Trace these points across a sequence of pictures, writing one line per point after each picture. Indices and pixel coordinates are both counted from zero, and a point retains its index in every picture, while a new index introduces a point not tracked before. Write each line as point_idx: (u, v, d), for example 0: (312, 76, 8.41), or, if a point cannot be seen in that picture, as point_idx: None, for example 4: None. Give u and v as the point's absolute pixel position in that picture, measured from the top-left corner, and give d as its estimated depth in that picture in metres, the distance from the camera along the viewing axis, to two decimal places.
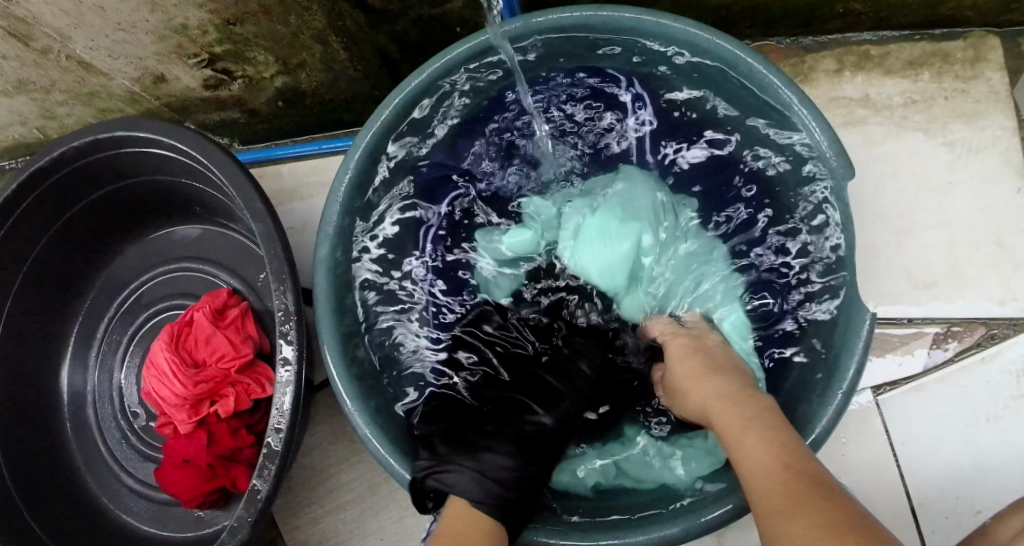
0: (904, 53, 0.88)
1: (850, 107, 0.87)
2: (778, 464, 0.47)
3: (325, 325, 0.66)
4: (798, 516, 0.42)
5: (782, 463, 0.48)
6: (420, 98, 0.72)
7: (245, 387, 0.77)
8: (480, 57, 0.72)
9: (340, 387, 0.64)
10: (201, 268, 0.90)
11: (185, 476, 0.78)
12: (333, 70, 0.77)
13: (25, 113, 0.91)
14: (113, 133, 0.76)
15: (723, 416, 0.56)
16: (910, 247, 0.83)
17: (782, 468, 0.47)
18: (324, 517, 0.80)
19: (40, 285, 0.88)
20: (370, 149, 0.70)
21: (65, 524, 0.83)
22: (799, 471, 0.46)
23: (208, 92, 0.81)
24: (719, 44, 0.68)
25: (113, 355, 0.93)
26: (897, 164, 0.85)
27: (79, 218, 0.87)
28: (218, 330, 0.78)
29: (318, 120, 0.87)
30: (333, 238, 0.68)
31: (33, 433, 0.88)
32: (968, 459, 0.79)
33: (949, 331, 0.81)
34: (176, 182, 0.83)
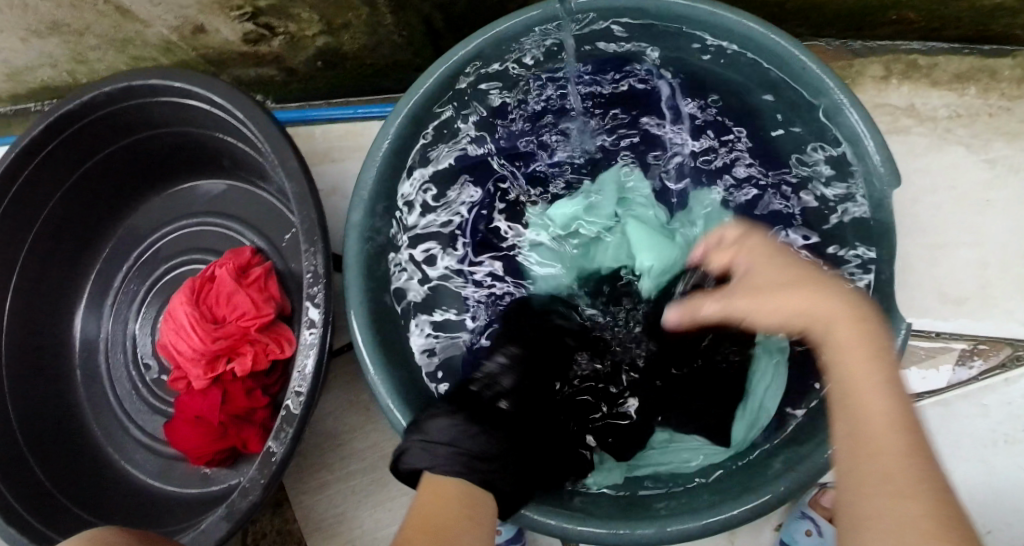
0: (952, 66, 0.87)
1: (895, 115, 0.85)
2: (897, 428, 0.42)
3: (355, 289, 0.66)
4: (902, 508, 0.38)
5: (899, 426, 0.42)
6: (466, 69, 0.71)
7: (264, 347, 0.76)
8: (528, 34, 0.71)
9: (365, 354, 0.65)
10: (224, 224, 0.89)
11: (197, 432, 0.77)
12: (377, 34, 0.76)
13: (56, 56, 0.89)
14: (147, 82, 0.75)
15: (826, 310, 0.48)
16: (942, 263, 0.83)
17: (882, 425, 0.42)
18: (333, 484, 0.80)
19: (59, 229, 0.87)
20: (412, 116, 0.69)
21: (69, 473, 0.83)
22: (913, 445, 0.41)
23: (247, 46, 0.79)
24: (774, 38, 0.66)
25: (129, 306, 0.92)
26: (936, 177, 0.84)
27: (104, 164, 0.86)
28: (241, 288, 0.77)
29: (356, 84, 0.86)
30: (367, 205, 0.68)
31: (42, 375, 0.87)
32: (984, 478, 0.78)
33: (974, 349, 0.81)
34: (205, 135, 0.82)
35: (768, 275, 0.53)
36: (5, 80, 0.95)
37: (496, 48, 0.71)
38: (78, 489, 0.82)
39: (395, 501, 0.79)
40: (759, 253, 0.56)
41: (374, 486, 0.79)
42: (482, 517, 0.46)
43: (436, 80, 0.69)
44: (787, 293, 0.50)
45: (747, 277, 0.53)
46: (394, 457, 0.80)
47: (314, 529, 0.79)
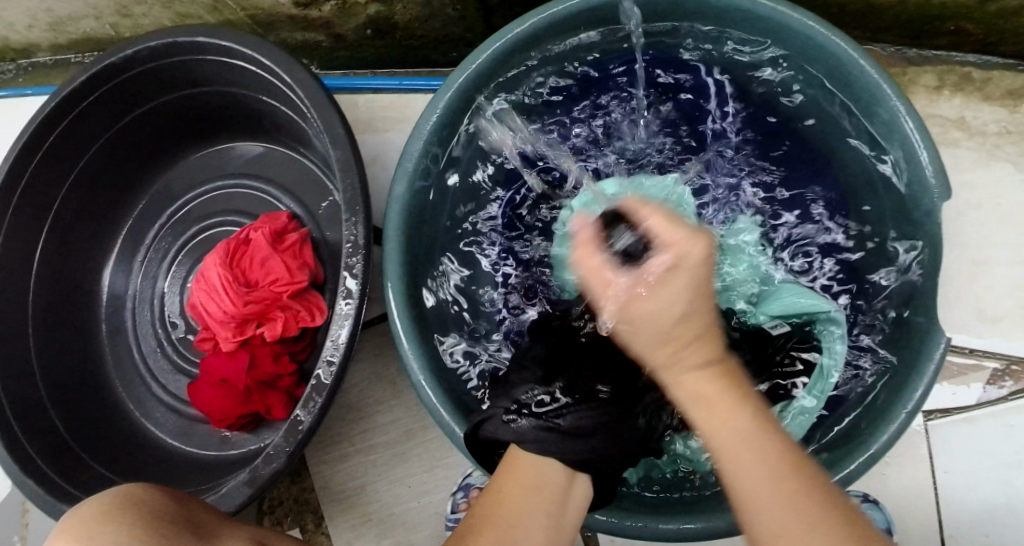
0: (1006, 81, 0.85)
1: (945, 126, 0.84)
2: (784, 462, 0.42)
3: (393, 261, 0.66)
4: (784, 513, 0.40)
5: (788, 462, 0.43)
6: (518, 49, 0.70)
7: (294, 314, 0.76)
8: (585, 16, 0.70)
9: (400, 327, 0.64)
10: (260, 188, 0.88)
11: (221, 395, 0.77)
12: (430, 6, 0.75)
13: (102, 7, 0.89)
14: (196, 39, 0.74)
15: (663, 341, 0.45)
16: (981, 279, 0.82)
17: (770, 466, 0.42)
18: (353, 455, 0.80)
19: (94, 182, 0.87)
20: (461, 92, 0.69)
21: (90, 426, 0.83)
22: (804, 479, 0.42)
23: (297, 10, 0.79)
24: (834, 40, 0.65)
25: (159, 264, 0.92)
26: (981, 192, 0.83)
27: (144, 119, 0.86)
28: (276, 253, 0.77)
29: (403, 56, 0.85)
30: (411, 178, 0.67)
31: (68, 326, 0.88)
32: (1007, 499, 0.78)
33: (1006, 369, 0.80)
34: (248, 97, 0.81)
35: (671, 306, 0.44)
36: (48, 29, 0.95)
37: (552, 29, 0.70)
38: (97, 443, 0.82)
39: (415, 478, 0.79)
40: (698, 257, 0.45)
41: (394, 462, 0.79)
42: (562, 510, 0.51)
43: (489, 56, 0.68)
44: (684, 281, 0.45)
45: (682, 274, 0.44)
46: (417, 433, 0.80)
47: (332, 499, 0.80)
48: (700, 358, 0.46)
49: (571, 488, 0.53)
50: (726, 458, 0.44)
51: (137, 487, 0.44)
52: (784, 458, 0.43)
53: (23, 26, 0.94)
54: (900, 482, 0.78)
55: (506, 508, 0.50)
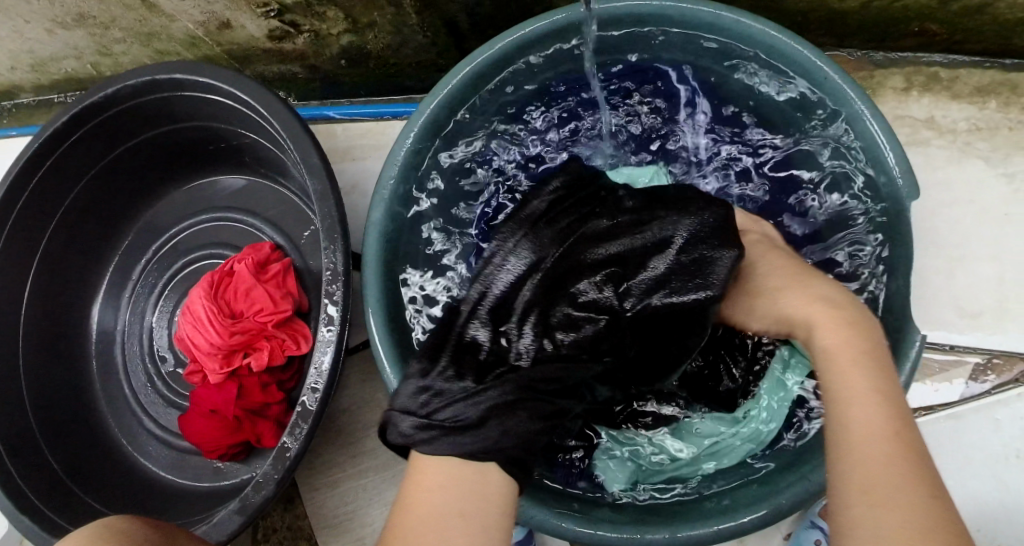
0: (973, 79, 0.87)
1: (915, 126, 0.85)
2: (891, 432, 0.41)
3: (374, 286, 0.67)
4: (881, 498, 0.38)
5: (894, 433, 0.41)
6: (488, 72, 0.71)
7: (280, 342, 0.77)
8: (554, 36, 0.71)
9: (382, 352, 0.65)
10: (244, 219, 0.89)
11: (211, 426, 0.78)
12: (402, 34, 0.77)
13: (81, 48, 0.90)
14: (172, 76, 0.75)
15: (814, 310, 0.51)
16: (958, 276, 0.83)
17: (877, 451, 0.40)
18: (345, 481, 0.80)
19: (79, 219, 0.88)
20: (434, 117, 0.70)
21: (84, 463, 0.84)
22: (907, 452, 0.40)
23: (272, 43, 0.80)
24: (797, 49, 0.66)
25: (147, 297, 0.93)
26: (955, 190, 0.84)
27: (126, 156, 0.87)
28: (259, 283, 0.78)
29: (379, 83, 0.87)
30: (388, 203, 0.68)
31: (58, 364, 0.88)
32: (995, 494, 0.78)
33: (988, 363, 0.80)
34: (227, 130, 0.82)
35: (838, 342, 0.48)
36: (29, 71, 0.96)
37: (522, 51, 0.71)
38: (90, 479, 0.82)
39: None
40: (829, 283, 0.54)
41: (386, 485, 0.80)
42: (478, 507, 0.43)
43: (460, 80, 0.69)
44: (823, 286, 0.53)
45: (846, 321, 0.49)
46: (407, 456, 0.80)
47: (324, 526, 0.80)
48: (823, 296, 0.51)
49: (486, 481, 0.45)
50: (844, 403, 0.44)
51: (120, 520, 0.47)
52: (893, 428, 0.41)
53: (5, 68, 0.96)
54: None
55: (418, 517, 0.43)
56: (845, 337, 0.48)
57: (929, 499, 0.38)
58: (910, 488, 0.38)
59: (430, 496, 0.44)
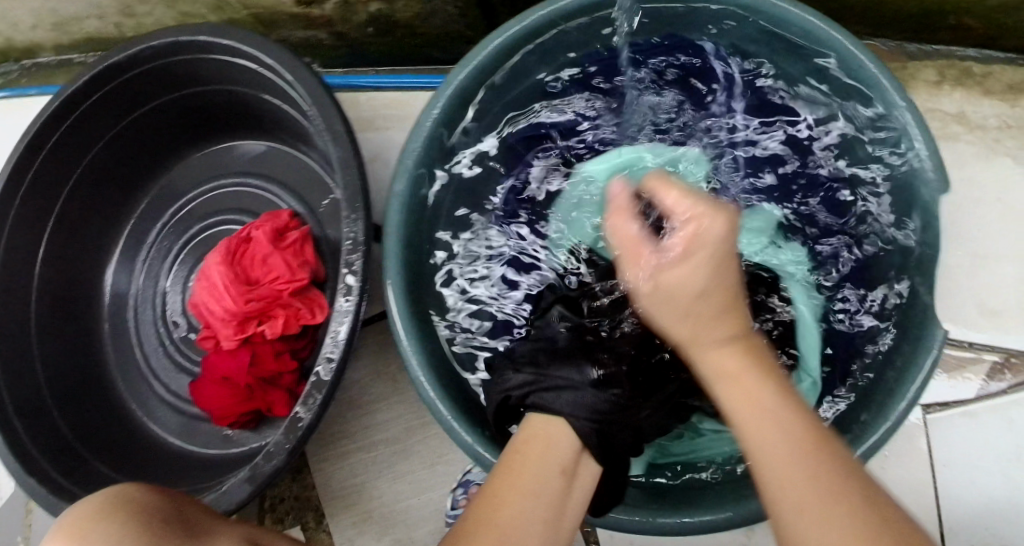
0: (1006, 75, 0.85)
1: (946, 121, 0.84)
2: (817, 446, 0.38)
3: (393, 258, 0.66)
4: (806, 494, 0.37)
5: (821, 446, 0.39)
6: (518, 46, 0.70)
7: (295, 312, 0.76)
8: (586, 12, 0.70)
9: (399, 324, 0.65)
10: (262, 186, 0.89)
11: (223, 393, 0.77)
12: (431, 3, 0.75)
13: (105, 7, 0.89)
14: (197, 37, 0.74)
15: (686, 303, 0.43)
16: (981, 274, 0.82)
17: (802, 450, 0.38)
18: (354, 453, 0.80)
19: (97, 181, 0.87)
20: (461, 89, 0.69)
21: (93, 425, 0.84)
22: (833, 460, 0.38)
23: (298, 8, 0.79)
24: (834, 34, 0.65)
25: (160, 263, 0.92)
26: (982, 187, 0.83)
27: (146, 118, 0.86)
28: (277, 251, 0.77)
29: (404, 54, 0.85)
30: (412, 173, 0.67)
31: (71, 325, 0.88)
32: (1006, 493, 0.77)
33: (1008, 363, 0.80)
34: (249, 95, 0.82)
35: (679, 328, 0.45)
36: (51, 30, 0.95)
37: (552, 26, 0.70)
38: (98, 441, 0.82)
39: (415, 474, 0.79)
40: (712, 208, 0.44)
41: (395, 459, 0.79)
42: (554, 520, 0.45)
43: (490, 52, 0.68)
44: (678, 276, 0.43)
45: (665, 298, 0.44)
46: (418, 430, 0.80)
47: (333, 498, 0.80)
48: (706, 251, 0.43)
49: (580, 470, 0.49)
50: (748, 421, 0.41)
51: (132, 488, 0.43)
52: (809, 432, 0.39)
53: (27, 26, 0.95)
54: (901, 477, 0.78)
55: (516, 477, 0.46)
56: (672, 319, 0.44)
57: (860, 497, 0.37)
58: (849, 505, 0.36)
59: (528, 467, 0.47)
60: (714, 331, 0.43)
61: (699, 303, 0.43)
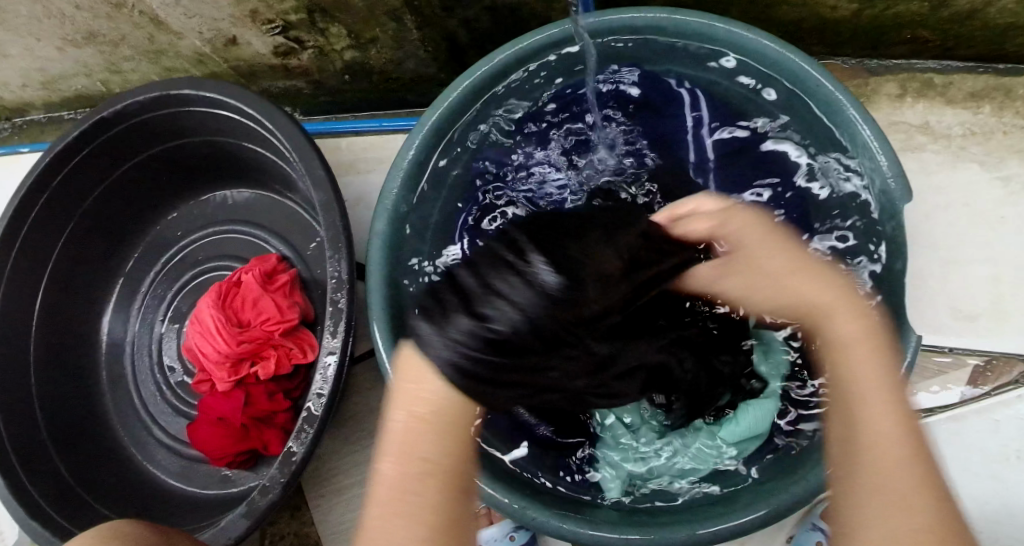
0: (967, 84, 0.88)
1: (910, 132, 0.87)
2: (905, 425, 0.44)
3: (377, 296, 0.68)
4: (885, 491, 0.41)
5: (907, 425, 0.44)
6: (487, 85, 0.73)
7: (287, 351, 0.78)
8: (552, 49, 0.73)
9: (385, 360, 0.66)
10: (251, 232, 0.91)
11: (219, 433, 0.79)
12: (404, 49, 0.79)
13: (91, 65, 0.92)
14: (180, 92, 0.77)
15: (833, 302, 0.50)
16: (956, 280, 0.83)
17: (890, 394, 0.46)
18: (350, 487, 0.82)
19: (90, 233, 0.90)
20: (434, 129, 0.71)
21: (95, 474, 0.85)
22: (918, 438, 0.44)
23: (277, 59, 0.82)
24: (789, 58, 0.67)
25: (155, 309, 0.94)
26: (950, 195, 0.85)
27: (134, 171, 0.88)
28: (266, 293, 0.79)
29: (381, 97, 0.89)
30: (391, 213, 0.70)
31: (69, 375, 0.90)
32: (995, 495, 0.78)
33: (988, 364, 0.81)
34: (232, 144, 0.84)
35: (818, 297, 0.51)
36: (41, 89, 0.99)
37: (519, 64, 0.72)
38: (101, 487, 0.84)
39: None
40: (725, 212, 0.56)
41: None
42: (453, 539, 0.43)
43: (459, 95, 0.71)
44: (777, 259, 0.54)
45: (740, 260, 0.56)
46: None
47: (332, 532, 0.81)
48: (847, 304, 0.50)
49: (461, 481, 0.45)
50: (852, 394, 0.47)
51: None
52: (904, 418, 0.45)
53: (18, 85, 0.98)
54: None
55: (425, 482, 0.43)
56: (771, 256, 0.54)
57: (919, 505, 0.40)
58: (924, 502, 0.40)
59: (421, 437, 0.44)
60: (857, 319, 0.50)
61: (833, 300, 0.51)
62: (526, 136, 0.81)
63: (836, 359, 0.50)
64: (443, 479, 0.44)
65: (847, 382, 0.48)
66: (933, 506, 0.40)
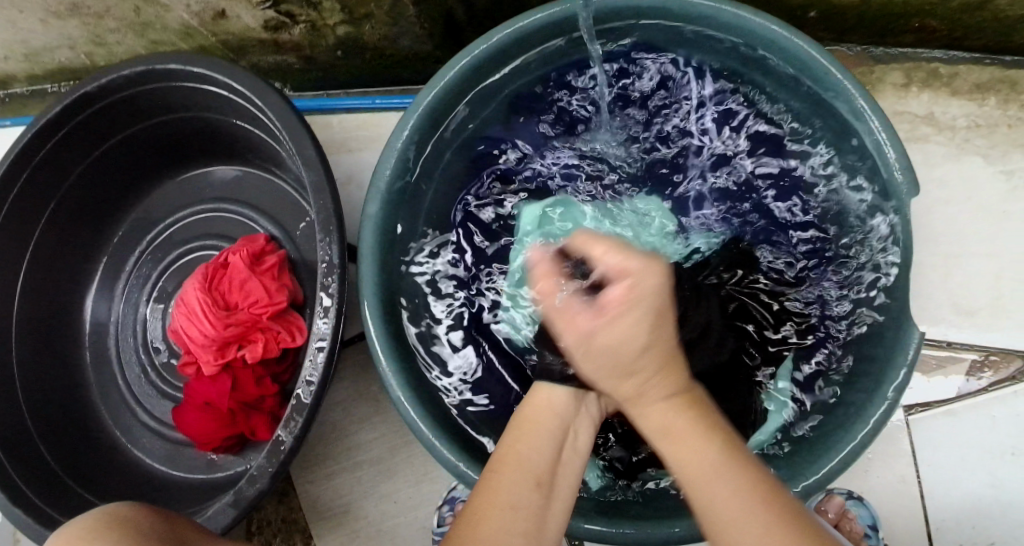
0: (973, 75, 0.86)
1: (914, 123, 0.85)
2: (754, 497, 0.41)
3: (370, 280, 0.66)
4: (747, 527, 0.40)
5: (757, 493, 0.41)
6: (486, 65, 0.70)
7: (275, 335, 0.76)
8: (553, 29, 0.70)
9: (377, 346, 0.65)
10: (239, 212, 0.89)
11: (205, 418, 0.77)
12: (399, 25, 0.76)
13: (75, 37, 0.89)
14: (167, 66, 0.74)
15: (656, 347, 0.45)
16: (956, 273, 0.82)
17: (710, 460, 0.43)
18: (339, 474, 0.80)
19: (73, 210, 0.87)
20: (430, 109, 0.69)
21: (78, 457, 0.83)
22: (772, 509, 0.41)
23: (268, 33, 0.79)
24: (797, 43, 0.65)
25: (140, 290, 0.92)
26: (952, 188, 0.84)
27: (119, 147, 0.86)
28: (255, 276, 0.77)
29: (375, 75, 0.86)
30: (384, 196, 0.67)
31: (52, 356, 0.88)
32: (988, 490, 0.78)
33: (985, 360, 0.80)
34: (221, 121, 0.81)
35: (605, 336, 0.45)
36: (23, 60, 0.95)
37: (518, 43, 0.70)
38: (84, 470, 0.82)
39: (401, 493, 0.79)
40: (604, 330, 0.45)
41: (380, 478, 0.80)
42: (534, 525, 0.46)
43: (457, 74, 0.68)
44: (604, 356, 0.46)
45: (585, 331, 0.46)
46: (401, 449, 0.80)
47: (320, 519, 0.80)
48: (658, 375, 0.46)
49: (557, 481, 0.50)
50: (674, 454, 0.45)
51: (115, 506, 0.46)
52: (744, 487, 0.42)
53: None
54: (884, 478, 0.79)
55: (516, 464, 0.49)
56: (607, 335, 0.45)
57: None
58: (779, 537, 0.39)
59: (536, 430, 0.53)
60: (695, 436, 0.45)
61: (641, 358, 0.45)
62: (527, 115, 0.80)
63: (659, 441, 0.46)
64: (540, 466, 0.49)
65: (674, 456, 0.45)
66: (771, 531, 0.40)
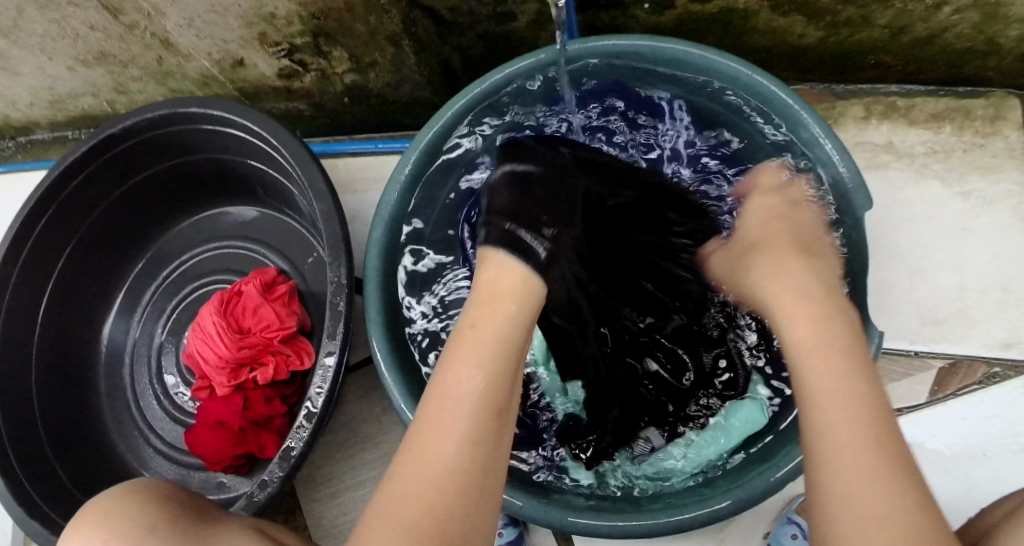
0: (928, 106, 0.94)
1: (874, 151, 0.92)
2: (867, 409, 0.45)
3: (374, 305, 0.71)
4: (856, 461, 0.43)
5: (872, 409, 0.45)
6: (479, 105, 0.77)
7: (285, 358, 0.81)
8: (538, 72, 0.77)
9: (380, 357, 0.69)
10: (251, 248, 0.95)
11: (217, 437, 0.81)
12: (400, 72, 0.83)
13: (98, 85, 0.96)
14: (189, 110, 0.80)
15: (788, 302, 0.55)
16: (922, 286, 0.88)
17: (838, 374, 0.47)
18: (344, 491, 0.84)
19: (92, 245, 0.92)
20: (428, 147, 0.76)
21: (92, 479, 0.87)
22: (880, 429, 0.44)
23: (281, 80, 0.86)
24: (757, 80, 0.72)
25: (156, 320, 0.97)
26: (914, 208, 0.90)
27: (139, 187, 0.92)
28: (267, 302, 0.82)
29: (377, 120, 0.94)
30: (387, 225, 0.74)
31: (67, 383, 0.92)
32: (964, 492, 0.81)
33: (955, 364, 0.86)
34: (235, 161, 0.88)
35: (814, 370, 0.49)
36: (48, 107, 1.02)
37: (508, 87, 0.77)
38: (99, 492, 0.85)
39: None
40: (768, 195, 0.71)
41: None
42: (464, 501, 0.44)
43: (453, 113, 0.75)
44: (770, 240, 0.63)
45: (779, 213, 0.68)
46: None
47: (324, 535, 0.83)
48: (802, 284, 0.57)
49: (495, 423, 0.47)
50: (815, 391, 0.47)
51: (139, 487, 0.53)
52: (865, 405, 0.45)
53: (24, 104, 1.01)
54: None
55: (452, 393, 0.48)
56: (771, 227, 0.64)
57: (908, 480, 0.42)
58: (880, 457, 0.43)
59: (478, 341, 0.50)
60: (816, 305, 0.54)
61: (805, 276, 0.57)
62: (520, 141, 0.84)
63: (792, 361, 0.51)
64: (463, 414, 0.47)
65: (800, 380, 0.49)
66: (898, 460, 0.43)
